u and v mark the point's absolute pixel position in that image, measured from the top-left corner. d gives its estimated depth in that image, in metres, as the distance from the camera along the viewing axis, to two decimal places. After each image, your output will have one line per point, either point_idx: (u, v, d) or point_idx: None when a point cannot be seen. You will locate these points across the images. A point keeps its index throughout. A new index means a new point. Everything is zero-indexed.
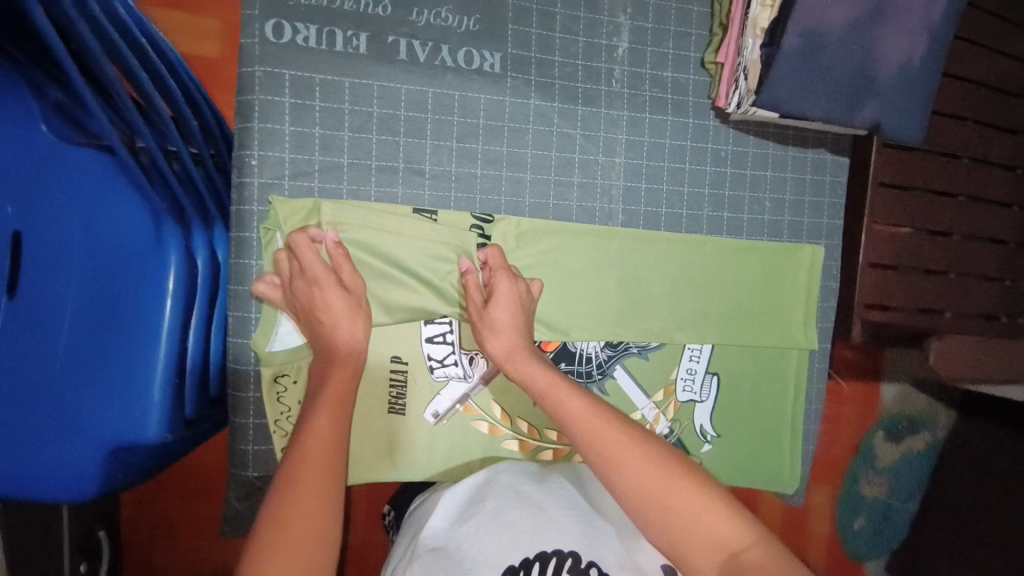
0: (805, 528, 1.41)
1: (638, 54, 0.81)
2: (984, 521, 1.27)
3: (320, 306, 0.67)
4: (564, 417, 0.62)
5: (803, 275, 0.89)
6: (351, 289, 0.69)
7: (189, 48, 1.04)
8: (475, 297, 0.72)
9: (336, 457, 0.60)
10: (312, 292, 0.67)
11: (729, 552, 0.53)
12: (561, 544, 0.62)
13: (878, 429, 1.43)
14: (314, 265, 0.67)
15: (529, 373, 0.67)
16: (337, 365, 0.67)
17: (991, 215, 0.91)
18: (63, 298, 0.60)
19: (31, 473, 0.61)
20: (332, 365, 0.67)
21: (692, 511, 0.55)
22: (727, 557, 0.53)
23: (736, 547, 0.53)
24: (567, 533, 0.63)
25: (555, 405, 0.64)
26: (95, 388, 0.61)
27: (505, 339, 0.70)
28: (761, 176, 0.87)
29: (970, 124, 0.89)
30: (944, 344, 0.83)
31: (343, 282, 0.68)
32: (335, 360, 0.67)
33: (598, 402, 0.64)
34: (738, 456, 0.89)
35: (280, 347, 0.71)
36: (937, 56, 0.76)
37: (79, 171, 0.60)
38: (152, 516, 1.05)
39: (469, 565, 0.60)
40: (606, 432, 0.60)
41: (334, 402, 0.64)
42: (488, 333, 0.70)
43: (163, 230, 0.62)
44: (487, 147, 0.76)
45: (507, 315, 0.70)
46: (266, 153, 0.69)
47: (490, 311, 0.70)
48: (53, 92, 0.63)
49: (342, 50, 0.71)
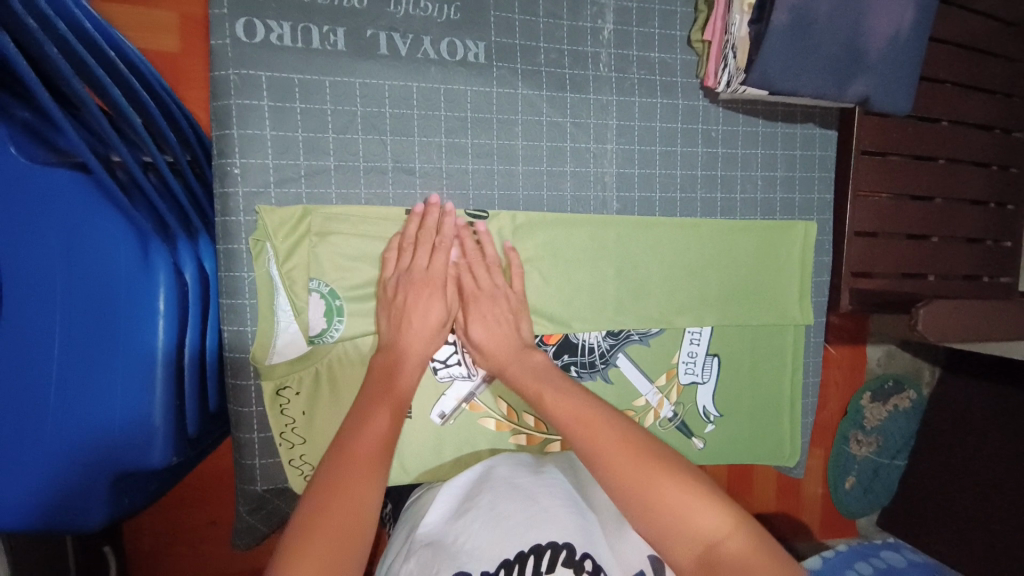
0: (801, 491, 1.45)
1: (624, 36, 0.79)
2: (972, 475, 1.32)
3: (418, 309, 0.68)
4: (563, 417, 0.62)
5: (797, 251, 0.90)
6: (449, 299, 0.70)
7: (147, 45, 0.99)
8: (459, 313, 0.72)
9: (383, 455, 0.56)
10: (416, 290, 0.68)
11: (707, 543, 0.51)
12: (555, 537, 0.61)
13: (865, 391, 1.45)
14: (436, 261, 0.69)
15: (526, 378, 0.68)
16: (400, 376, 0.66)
17: (972, 178, 0.92)
18: (49, 327, 0.58)
19: (29, 510, 0.58)
20: (394, 372, 0.66)
21: (673, 497, 0.53)
22: (704, 549, 0.51)
23: (715, 537, 0.51)
24: (562, 525, 0.62)
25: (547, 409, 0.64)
26: (92, 419, 0.59)
27: (501, 356, 0.71)
28: (751, 155, 0.87)
29: (950, 88, 0.89)
30: (932, 311, 0.81)
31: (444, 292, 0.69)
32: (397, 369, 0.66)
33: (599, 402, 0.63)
34: (741, 432, 0.90)
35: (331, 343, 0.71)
36: (923, 25, 0.76)
37: (53, 194, 0.57)
38: (154, 529, 1.03)
39: (463, 556, 0.60)
40: (602, 428, 0.59)
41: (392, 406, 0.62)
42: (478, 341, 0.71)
43: (150, 250, 0.60)
44: (476, 140, 0.74)
45: (496, 338, 0.71)
46: (248, 161, 0.66)
47: (471, 333, 0.72)
48: (18, 110, 0.59)
49: (320, 47, 0.68)
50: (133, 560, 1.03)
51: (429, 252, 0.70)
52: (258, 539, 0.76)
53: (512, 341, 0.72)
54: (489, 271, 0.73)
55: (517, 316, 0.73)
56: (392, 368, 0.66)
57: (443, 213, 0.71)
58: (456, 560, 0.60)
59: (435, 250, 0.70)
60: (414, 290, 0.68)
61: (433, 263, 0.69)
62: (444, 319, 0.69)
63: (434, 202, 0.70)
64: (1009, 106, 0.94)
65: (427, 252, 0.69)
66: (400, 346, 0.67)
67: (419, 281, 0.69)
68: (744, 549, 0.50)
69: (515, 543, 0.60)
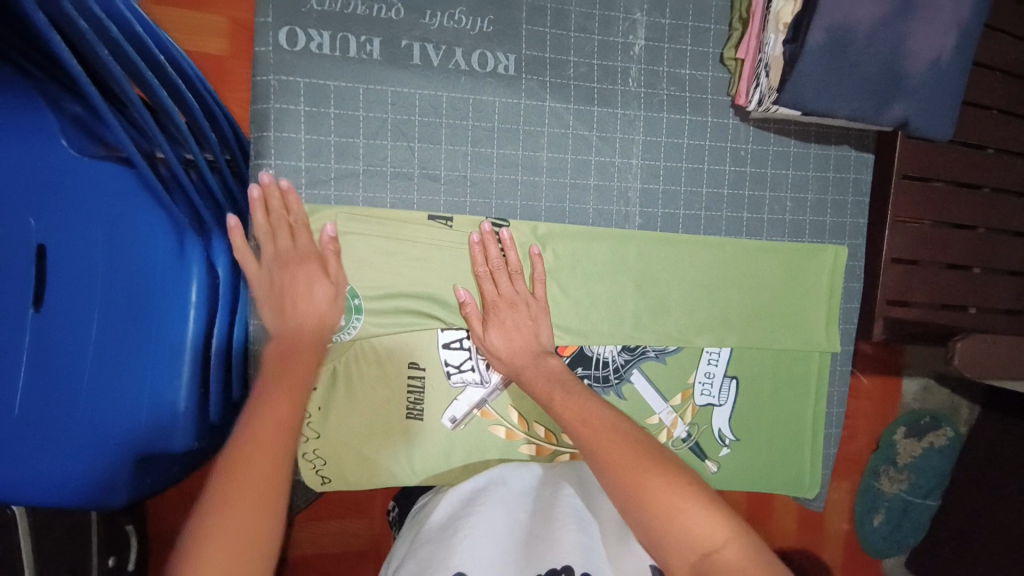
0: (822, 524, 1.40)
1: (655, 52, 0.79)
2: (1007, 521, 1.25)
3: (305, 298, 0.68)
4: (567, 420, 0.66)
5: (825, 276, 0.88)
6: (334, 279, 0.70)
7: (197, 47, 1.04)
8: (477, 320, 0.73)
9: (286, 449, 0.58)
10: (296, 271, 0.68)
11: (701, 552, 0.53)
12: (556, 560, 0.60)
13: (898, 426, 1.40)
14: (301, 240, 0.68)
15: (533, 381, 0.70)
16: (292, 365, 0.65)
17: (1016, 210, 0.88)
18: (88, 310, 0.61)
19: (55, 481, 0.61)
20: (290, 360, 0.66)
21: (671, 504, 0.55)
22: (700, 558, 0.52)
23: (713, 546, 0.53)
24: (563, 546, 0.61)
25: (552, 408, 0.68)
26: (122, 400, 0.61)
27: (516, 361, 0.72)
28: (782, 176, 0.85)
29: (996, 114, 0.86)
30: (967, 345, 0.78)
31: (325, 269, 0.69)
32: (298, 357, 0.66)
33: (609, 410, 0.66)
34: (758, 459, 0.88)
35: (348, 339, 0.72)
36: (967, 50, 0.74)
37: (99, 184, 0.61)
38: (172, 509, 1.07)
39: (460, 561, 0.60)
40: (604, 435, 0.62)
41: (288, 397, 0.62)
42: (492, 348, 0.73)
43: (185, 240, 0.62)
44: (502, 150, 0.76)
45: (517, 343, 0.73)
46: (281, 162, 0.69)
47: (489, 338, 0.73)
48: (69, 105, 0.63)
49: (356, 56, 0.70)
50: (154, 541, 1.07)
51: (289, 234, 0.68)
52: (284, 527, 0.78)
53: (530, 347, 0.73)
54: (509, 276, 0.73)
55: (535, 321, 0.74)
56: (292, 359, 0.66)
57: (283, 191, 0.67)
58: (456, 563, 0.60)
59: (296, 229, 0.68)
60: (294, 275, 0.68)
61: (299, 243, 0.68)
62: (331, 294, 0.69)
63: (269, 182, 0.67)
64: None
65: (287, 233, 0.68)
66: (291, 333, 0.67)
67: (295, 264, 0.68)
68: (737, 560, 0.52)
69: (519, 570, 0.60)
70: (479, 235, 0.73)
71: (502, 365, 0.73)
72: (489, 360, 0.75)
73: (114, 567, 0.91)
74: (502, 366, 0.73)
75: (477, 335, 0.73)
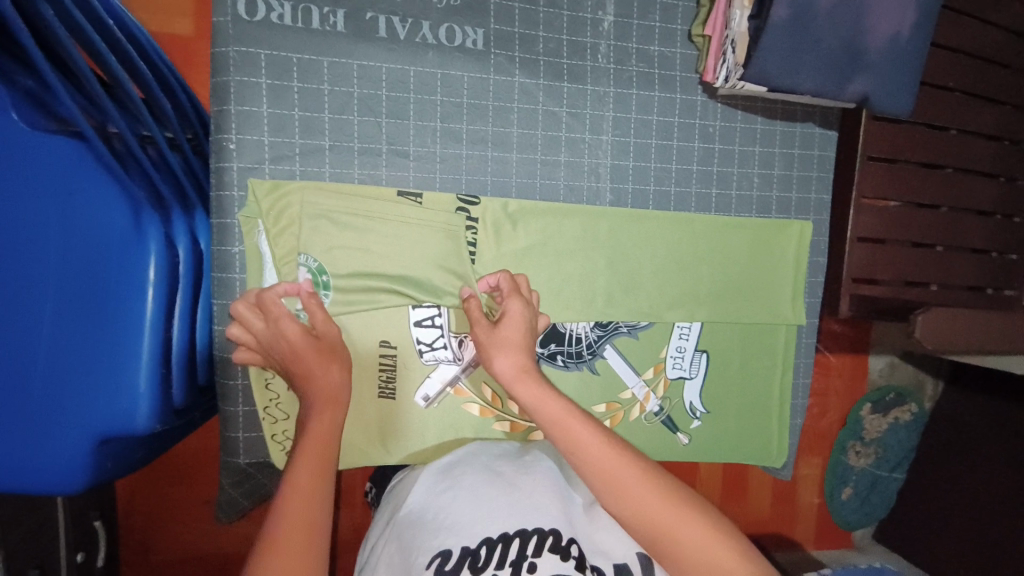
0: (795, 499, 1.43)
1: (624, 27, 0.79)
2: (974, 491, 1.30)
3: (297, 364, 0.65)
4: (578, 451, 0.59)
5: (792, 250, 0.89)
6: (321, 336, 0.66)
7: (160, 27, 1.01)
8: (478, 318, 0.69)
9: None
10: (286, 351, 0.65)
11: None
12: (541, 523, 0.62)
13: (865, 403, 1.42)
14: (273, 327, 0.65)
15: (537, 398, 0.63)
16: (305, 473, 0.58)
17: (976, 189, 0.90)
18: (43, 290, 0.59)
19: (20, 467, 0.60)
20: (307, 464, 0.59)
21: (703, 542, 0.55)
22: None
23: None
24: (546, 515, 0.63)
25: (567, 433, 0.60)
26: (81, 382, 0.60)
27: (515, 357, 0.66)
28: (749, 152, 0.87)
29: (957, 95, 0.87)
30: (929, 317, 0.80)
31: (313, 334, 0.66)
32: (314, 458, 0.59)
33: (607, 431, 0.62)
34: (729, 430, 0.90)
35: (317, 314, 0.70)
36: (925, 26, 0.75)
37: (52, 160, 0.58)
38: (145, 502, 1.06)
39: (447, 533, 0.61)
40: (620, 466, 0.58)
41: (305, 516, 0.55)
42: (495, 351, 0.67)
43: (143, 218, 0.60)
44: (471, 127, 0.75)
45: (519, 333, 0.68)
46: (243, 137, 0.67)
47: (500, 330, 0.68)
48: (23, 78, 0.61)
49: (319, 28, 0.68)
50: (126, 534, 1.05)
51: (264, 328, 0.66)
52: (240, 512, 0.77)
53: (527, 345, 0.68)
54: (512, 288, 0.72)
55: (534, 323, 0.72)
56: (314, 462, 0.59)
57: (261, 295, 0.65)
58: (437, 542, 0.60)
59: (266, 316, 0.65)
60: (286, 357, 0.65)
61: (273, 330, 0.65)
62: (318, 351, 0.65)
63: (380, 197, 0.72)
64: (1018, 118, 0.91)
65: (262, 327, 0.65)
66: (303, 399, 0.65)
67: (284, 344, 0.65)
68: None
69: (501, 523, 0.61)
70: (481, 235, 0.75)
71: (513, 358, 0.66)
72: (478, 352, 0.69)
73: (83, 564, 0.90)
74: (511, 362, 0.66)
75: (479, 338, 0.69)
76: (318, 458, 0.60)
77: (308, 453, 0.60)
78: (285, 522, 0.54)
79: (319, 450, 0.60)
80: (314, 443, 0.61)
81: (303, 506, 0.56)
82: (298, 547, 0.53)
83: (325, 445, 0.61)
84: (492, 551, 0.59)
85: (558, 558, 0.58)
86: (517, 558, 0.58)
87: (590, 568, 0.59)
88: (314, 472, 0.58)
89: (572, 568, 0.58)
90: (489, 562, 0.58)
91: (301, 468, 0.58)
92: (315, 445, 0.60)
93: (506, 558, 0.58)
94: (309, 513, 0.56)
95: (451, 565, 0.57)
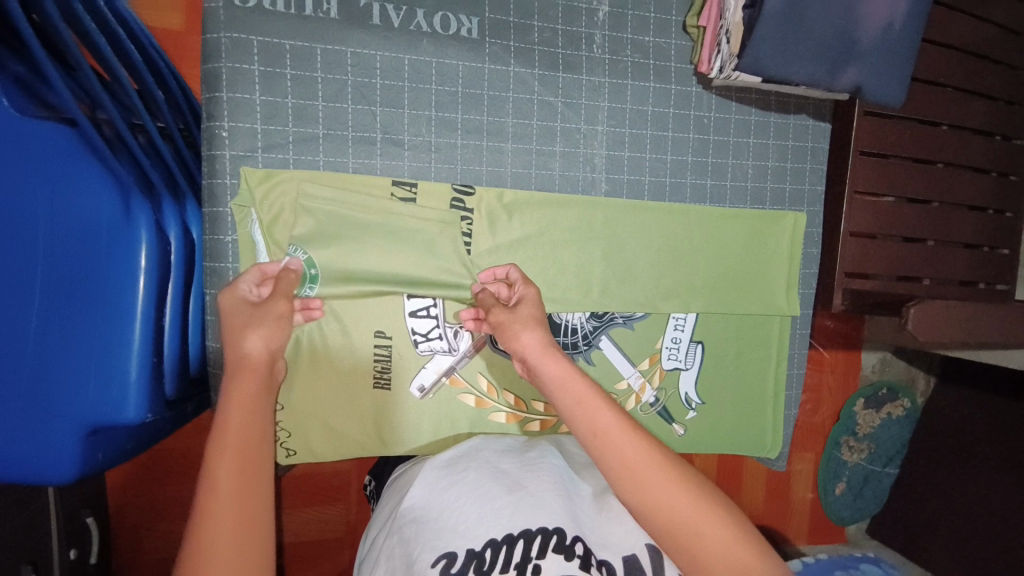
0: (790, 494, 1.43)
1: (619, 17, 0.79)
2: (969, 484, 1.31)
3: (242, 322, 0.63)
4: (592, 436, 0.58)
5: (785, 241, 0.90)
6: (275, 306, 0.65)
7: (149, 18, 1.00)
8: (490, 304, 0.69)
9: (257, 419, 0.58)
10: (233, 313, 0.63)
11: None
12: (545, 522, 0.61)
13: (858, 398, 1.42)
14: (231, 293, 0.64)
15: (564, 373, 0.62)
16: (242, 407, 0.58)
17: (969, 183, 0.90)
18: (34, 279, 0.58)
19: (10, 458, 0.59)
20: (228, 461, 0.54)
21: (722, 538, 0.54)
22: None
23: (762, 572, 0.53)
24: (550, 512, 0.62)
25: (582, 417, 0.59)
26: (73, 371, 0.59)
27: (540, 335, 0.65)
28: (743, 143, 0.87)
29: (949, 90, 0.88)
30: (922, 309, 0.80)
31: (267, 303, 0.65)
32: (240, 447, 0.55)
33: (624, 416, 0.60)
34: (726, 421, 0.90)
35: (310, 297, 0.70)
36: (917, 17, 0.76)
37: (42, 146, 0.57)
38: (137, 501, 1.04)
39: (451, 533, 0.59)
40: (631, 450, 0.57)
41: (242, 516, 0.51)
42: (521, 328, 0.65)
43: (132, 203, 0.59)
44: (466, 116, 0.75)
45: (537, 312, 0.68)
46: (235, 124, 0.67)
47: (519, 311, 0.67)
48: (14, 65, 0.60)
49: (311, 14, 0.68)
50: (119, 534, 1.04)
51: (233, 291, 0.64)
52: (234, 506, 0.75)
53: (545, 327, 0.67)
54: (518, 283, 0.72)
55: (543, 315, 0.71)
56: (238, 456, 0.55)
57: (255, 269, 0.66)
58: (441, 543, 0.58)
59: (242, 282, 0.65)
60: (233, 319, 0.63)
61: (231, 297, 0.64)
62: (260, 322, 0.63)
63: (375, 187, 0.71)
64: (1011, 113, 0.92)
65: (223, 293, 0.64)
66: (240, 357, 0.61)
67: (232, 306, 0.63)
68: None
69: (503, 525, 0.59)
70: (477, 219, 0.75)
71: (540, 333, 0.65)
72: (499, 328, 0.67)
73: (76, 560, 0.88)
74: (537, 337, 0.64)
75: (501, 317, 0.67)
76: (245, 441, 0.56)
77: (229, 446, 0.55)
78: (219, 490, 0.52)
79: (243, 434, 0.57)
80: (234, 429, 0.56)
81: (235, 473, 0.54)
82: (240, 549, 0.50)
83: (247, 433, 0.57)
84: (496, 553, 0.57)
85: (562, 558, 0.57)
86: (522, 561, 0.57)
87: (594, 563, 0.58)
88: (239, 466, 0.54)
89: (576, 566, 0.56)
90: (493, 566, 0.57)
91: (227, 461, 0.54)
92: (238, 433, 0.56)
93: (510, 561, 0.57)
94: (246, 511, 0.52)
95: (457, 567, 0.56)
